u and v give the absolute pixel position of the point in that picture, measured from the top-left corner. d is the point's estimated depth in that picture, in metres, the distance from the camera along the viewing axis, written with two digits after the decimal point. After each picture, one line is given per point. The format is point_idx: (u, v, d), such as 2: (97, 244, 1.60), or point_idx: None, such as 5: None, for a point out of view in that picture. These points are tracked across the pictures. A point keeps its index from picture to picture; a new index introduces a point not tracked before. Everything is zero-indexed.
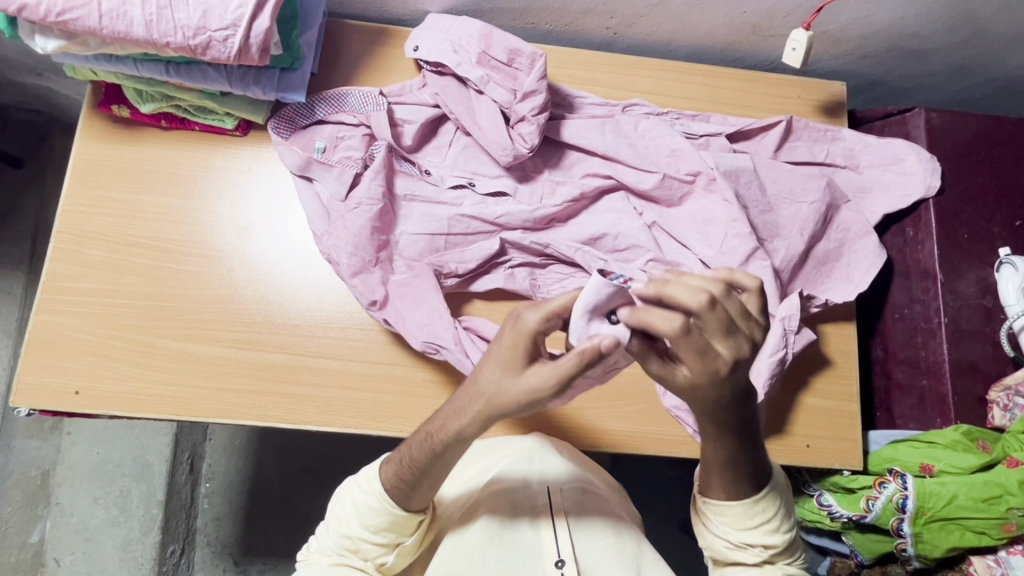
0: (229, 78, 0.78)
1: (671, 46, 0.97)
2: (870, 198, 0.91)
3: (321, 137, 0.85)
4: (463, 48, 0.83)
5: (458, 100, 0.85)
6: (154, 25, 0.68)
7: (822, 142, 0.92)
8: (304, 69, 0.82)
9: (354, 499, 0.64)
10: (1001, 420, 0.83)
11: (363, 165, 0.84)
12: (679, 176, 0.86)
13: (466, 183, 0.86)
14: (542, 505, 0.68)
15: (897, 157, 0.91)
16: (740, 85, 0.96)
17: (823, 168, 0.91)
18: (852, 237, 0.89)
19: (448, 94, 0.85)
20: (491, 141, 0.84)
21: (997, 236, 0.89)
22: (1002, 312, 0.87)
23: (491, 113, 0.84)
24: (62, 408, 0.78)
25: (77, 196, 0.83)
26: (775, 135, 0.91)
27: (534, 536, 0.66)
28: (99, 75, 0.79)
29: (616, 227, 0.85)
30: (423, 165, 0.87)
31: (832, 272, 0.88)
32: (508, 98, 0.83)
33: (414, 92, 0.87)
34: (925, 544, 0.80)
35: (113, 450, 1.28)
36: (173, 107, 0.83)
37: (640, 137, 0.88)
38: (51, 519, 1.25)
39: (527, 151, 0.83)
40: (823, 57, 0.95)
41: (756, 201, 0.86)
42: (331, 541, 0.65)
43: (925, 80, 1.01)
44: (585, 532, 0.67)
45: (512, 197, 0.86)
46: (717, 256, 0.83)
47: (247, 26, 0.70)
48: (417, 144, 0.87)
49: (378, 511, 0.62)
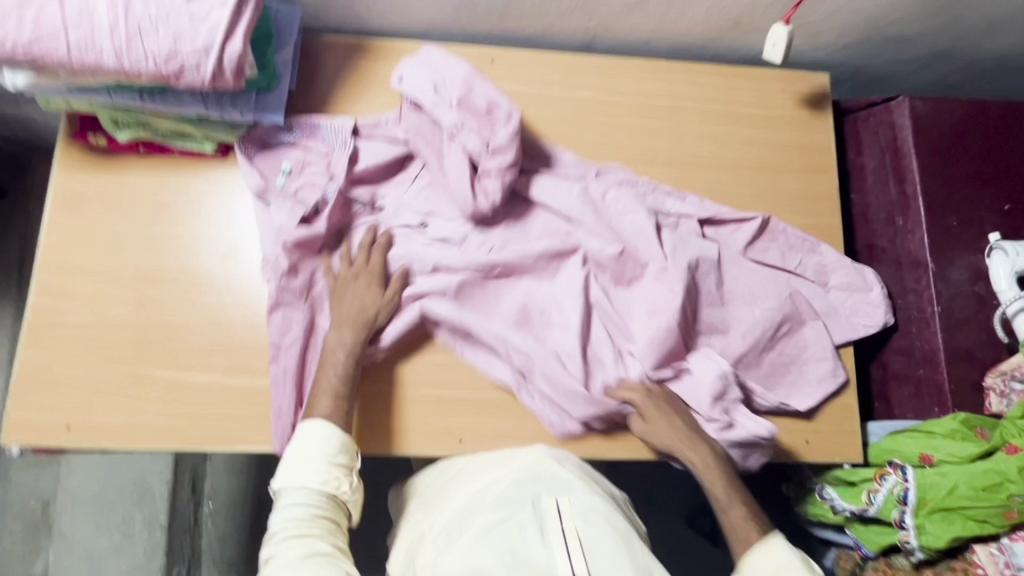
0: (205, 100, 0.76)
1: (651, 44, 0.96)
2: (835, 321, 0.88)
3: (290, 158, 0.84)
4: (446, 89, 0.82)
5: (431, 138, 0.84)
6: (124, 54, 0.67)
7: (792, 240, 0.90)
8: (282, 88, 0.82)
9: (316, 440, 0.70)
10: (999, 406, 0.83)
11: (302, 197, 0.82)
12: (637, 257, 0.83)
13: (419, 221, 0.86)
14: (554, 523, 0.65)
15: (866, 285, 0.89)
16: (723, 81, 0.95)
17: (779, 271, 0.88)
18: (807, 357, 0.86)
19: (421, 132, 0.84)
20: (455, 188, 0.82)
21: (986, 221, 0.89)
22: (995, 298, 0.87)
23: (456, 162, 0.81)
24: (54, 445, 0.77)
25: (58, 228, 0.82)
26: (759, 243, 0.89)
27: (546, 552, 0.62)
28: (73, 105, 0.77)
29: (555, 300, 0.83)
30: (378, 198, 0.87)
31: (778, 385, 0.85)
32: (479, 147, 0.81)
33: (389, 125, 0.86)
34: (928, 536, 0.79)
35: (113, 476, 1.27)
36: (151, 133, 0.82)
37: (607, 205, 0.85)
38: (53, 550, 1.24)
39: (488, 207, 0.81)
40: (804, 49, 0.95)
41: (709, 292, 0.84)
42: (304, 475, 0.68)
43: (907, 67, 1.01)
44: (598, 545, 0.63)
45: (459, 244, 0.84)
46: (647, 350, 0.80)
47: (219, 50, 0.68)
48: (380, 178, 0.87)
49: (333, 439, 0.71)
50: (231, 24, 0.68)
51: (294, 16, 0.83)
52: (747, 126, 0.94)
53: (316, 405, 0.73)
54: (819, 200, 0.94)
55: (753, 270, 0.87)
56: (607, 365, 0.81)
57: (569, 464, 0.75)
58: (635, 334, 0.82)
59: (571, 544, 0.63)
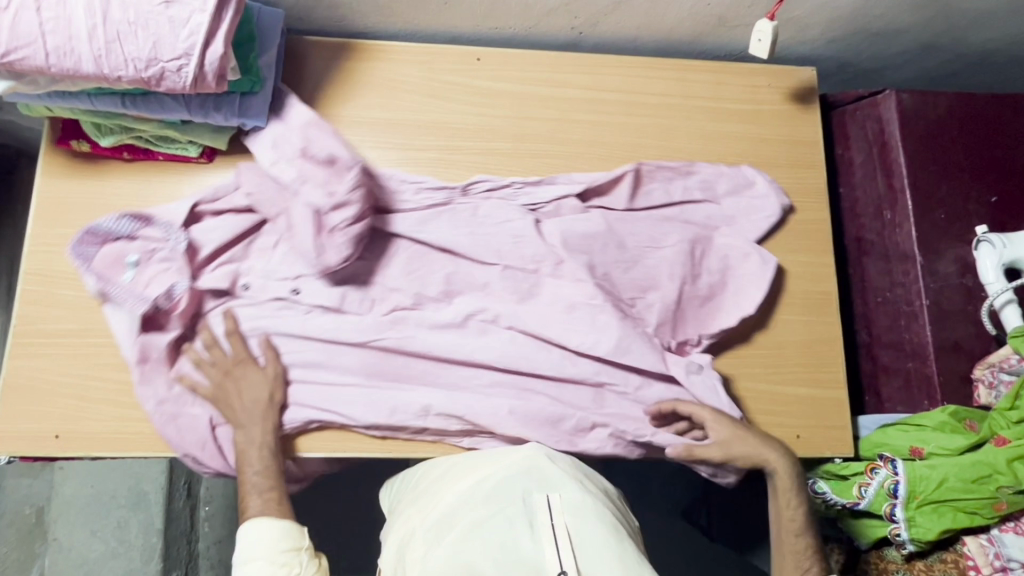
0: (189, 106, 0.76)
1: (637, 41, 0.95)
2: (747, 293, 0.86)
3: (133, 250, 0.79)
4: (284, 142, 0.81)
5: (274, 197, 0.82)
6: (103, 60, 0.66)
7: (664, 188, 0.89)
8: (266, 91, 0.81)
9: (258, 537, 0.71)
10: (988, 398, 0.83)
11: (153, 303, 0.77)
12: (523, 265, 0.83)
13: (288, 292, 0.81)
14: (544, 518, 0.66)
15: (748, 181, 0.91)
16: (710, 77, 0.95)
17: (679, 211, 0.89)
18: (733, 264, 0.87)
19: (263, 192, 0.81)
20: (298, 248, 0.80)
21: (973, 214, 0.89)
22: (982, 290, 0.87)
23: (303, 211, 0.79)
24: (43, 453, 0.77)
25: (42, 236, 0.82)
26: (620, 186, 0.88)
27: (535, 548, 0.63)
28: (54, 111, 0.77)
29: (459, 346, 0.80)
30: (240, 278, 0.82)
31: (719, 308, 0.86)
32: (324, 201, 0.78)
33: (228, 193, 0.83)
34: (918, 529, 0.80)
35: (107, 482, 1.27)
36: (134, 138, 0.81)
37: (479, 221, 0.85)
38: (49, 556, 1.23)
39: (339, 261, 0.78)
40: (790, 43, 0.94)
41: (613, 261, 0.85)
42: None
43: (895, 60, 1.00)
44: (587, 539, 0.65)
45: (338, 308, 0.81)
46: (587, 338, 0.80)
47: (200, 54, 0.68)
48: (206, 261, 0.82)
49: (274, 529, 0.71)
50: (211, 28, 0.68)
51: (277, 18, 0.82)
52: (735, 122, 0.94)
53: (247, 508, 0.73)
54: (808, 195, 0.94)
55: (647, 222, 0.87)
56: (518, 428, 0.79)
57: (562, 460, 0.74)
58: (562, 366, 0.80)
59: (560, 538, 0.64)
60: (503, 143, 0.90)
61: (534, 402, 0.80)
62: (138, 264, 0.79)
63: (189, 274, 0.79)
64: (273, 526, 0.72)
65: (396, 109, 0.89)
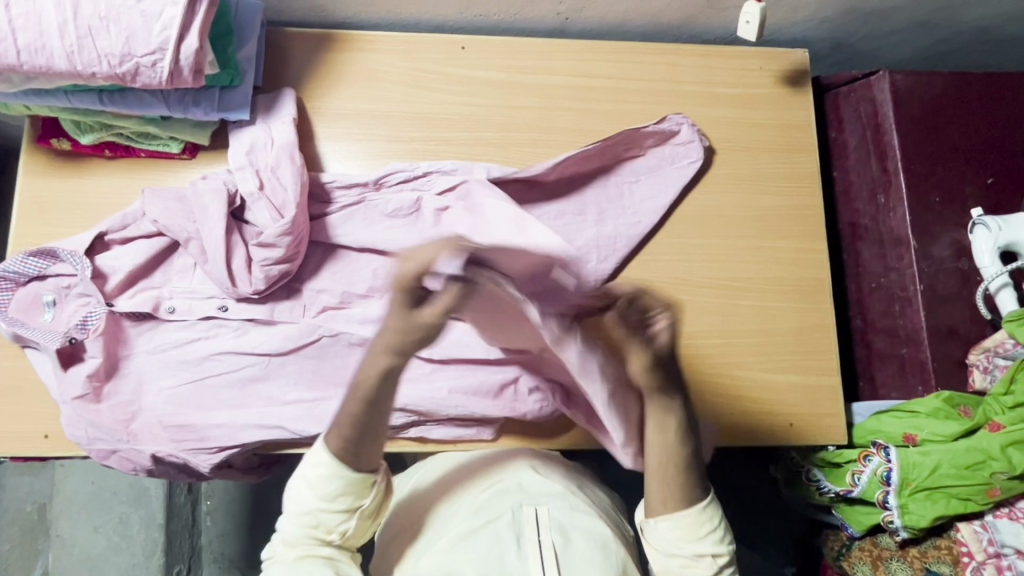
0: (167, 101, 0.75)
1: (625, 26, 0.94)
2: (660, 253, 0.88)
3: (46, 290, 0.78)
4: (259, 153, 0.80)
5: (182, 215, 0.78)
6: (76, 56, 0.65)
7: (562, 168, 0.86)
8: (246, 85, 0.80)
9: (317, 473, 0.61)
10: (982, 382, 0.82)
11: (67, 338, 0.75)
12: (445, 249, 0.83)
13: (216, 310, 0.80)
14: (531, 533, 0.65)
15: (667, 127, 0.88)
16: (700, 62, 0.93)
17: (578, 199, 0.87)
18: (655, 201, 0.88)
19: (169, 215, 0.78)
20: (212, 276, 0.78)
21: (969, 195, 0.88)
22: (978, 274, 0.86)
23: (218, 220, 0.77)
24: (34, 454, 0.77)
25: (27, 236, 0.81)
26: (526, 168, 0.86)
27: (521, 565, 0.62)
28: (33, 109, 0.76)
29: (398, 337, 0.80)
30: (165, 301, 0.80)
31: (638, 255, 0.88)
32: (273, 217, 0.78)
33: (138, 222, 0.80)
34: (912, 515, 0.79)
35: (107, 478, 1.27)
36: (115, 135, 0.80)
37: (395, 213, 0.84)
38: (52, 552, 1.25)
39: (279, 271, 0.78)
40: (781, 25, 0.92)
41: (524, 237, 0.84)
42: (298, 511, 0.62)
43: (889, 40, 0.98)
44: (574, 557, 0.64)
45: (273, 321, 0.80)
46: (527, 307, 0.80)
47: (174, 48, 0.67)
48: (124, 288, 0.80)
49: (330, 477, 0.61)
50: (184, 21, 0.67)
51: (255, 9, 0.80)
52: (725, 107, 0.93)
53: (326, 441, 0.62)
54: (801, 180, 0.92)
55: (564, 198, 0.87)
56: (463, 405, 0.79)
57: (552, 475, 0.74)
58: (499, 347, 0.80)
59: (546, 554, 0.63)
60: (489, 132, 0.88)
61: (472, 377, 0.80)
62: (56, 303, 0.78)
63: (104, 300, 0.77)
64: (327, 472, 0.61)
65: (380, 100, 0.87)
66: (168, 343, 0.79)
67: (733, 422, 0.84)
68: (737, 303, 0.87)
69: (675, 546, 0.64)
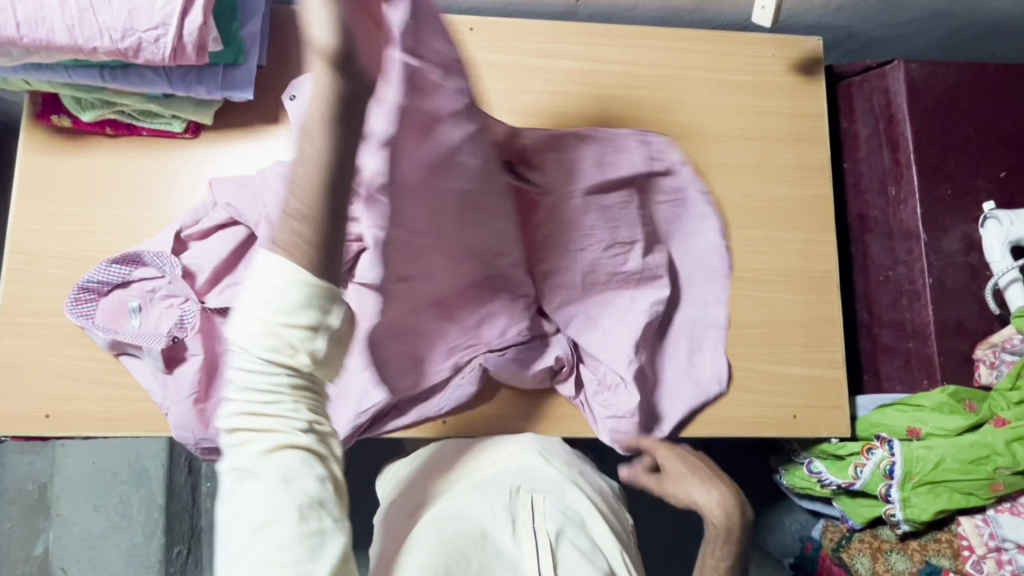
0: (170, 78, 0.74)
1: (636, 9, 0.93)
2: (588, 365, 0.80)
3: (131, 296, 0.78)
4: None
5: (251, 201, 0.78)
6: (76, 30, 0.63)
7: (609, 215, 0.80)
8: (250, 62, 0.78)
9: (267, 272, 0.43)
10: (988, 378, 0.82)
11: (169, 338, 0.75)
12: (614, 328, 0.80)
13: None
14: (525, 516, 0.64)
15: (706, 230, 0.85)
16: (712, 48, 0.91)
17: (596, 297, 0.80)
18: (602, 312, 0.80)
19: (240, 200, 0.78)
20: None
21: (981, 189, 0.87)
22: (987, 269, 0.85)
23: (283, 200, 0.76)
24: (34, 433, 0.77)
25: (26, 214, 0.80)
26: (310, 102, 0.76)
27: (512, 544, 0.61)
28: (33, 85, 0.74)
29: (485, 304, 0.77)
30: None
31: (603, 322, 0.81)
32: None
33: (209, 213, 0.80)
34: (914, 509, 0.79)
35: (107, 458, 1.27)
36: (117, 113, 0.79)
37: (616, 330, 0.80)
38: (53, 531, 1.25)
39: None
40: (795, 12, 0.91)
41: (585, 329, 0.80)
42: (257, 338, 0.43)
43: (903, 30, 0.97)
44: (567, 547, 0.62)
45: None
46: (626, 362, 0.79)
47: (178, 23, 0.65)
48: (212, 284, 0.80)
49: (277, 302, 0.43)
50: None
51: None
52: (736, 94, 0.91)
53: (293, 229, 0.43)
54: (812, 169, 0.91)
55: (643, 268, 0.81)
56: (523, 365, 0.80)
57: (555, 463, 0.74)
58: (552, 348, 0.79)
59: (540, 539, 0.61)
60: (499, 116, 0.87)
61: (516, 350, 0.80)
62: (141, 309, 0.79)
63: (195, 297, 0.77)
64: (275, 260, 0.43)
65: None
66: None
67: (739, 413, 0.84)
68: (743, 293, 0.87)
69: None
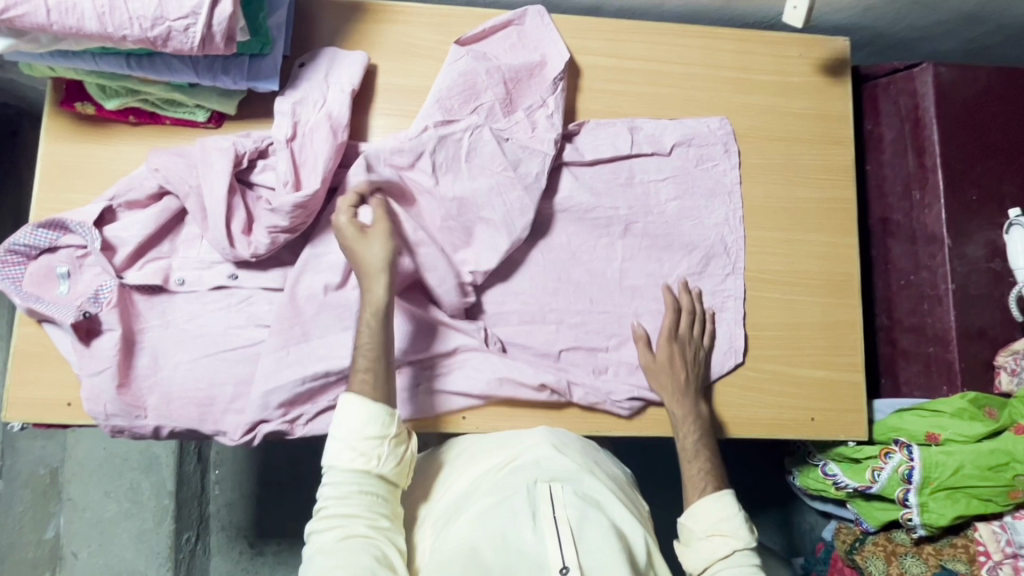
0: (196, 68, 0.73)
1: (662, 6, 0.92)
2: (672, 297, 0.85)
3: (61, 262, 0.77)
4: (306, 108, 0.78)
5: (183, 172, 0.75)
6: (107, 17, 0.63)
7: (611, 195, 0.86)
8: (275, 54, 0.77)
9: (346, 416, 0.68)
10: (1009, 385, 0.82)
11: (81, 312, 0.74)
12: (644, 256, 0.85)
13: (226, 279, 0.79)
14: (547, 508, 0.63)
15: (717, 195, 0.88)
16: (738, 46, 0.91)
17: (619, 226, 0.86)
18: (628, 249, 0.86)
19: (170, 170, 0.75)
20: (211, 235, 0.75)
21: (1006, 195, 0.87)
22: (1010, 276, 0.85)
23: (224, 177, 0.74)
24: (56, 421, 0.77)
25: (47, 200, 0.80)
26: (310, 100, 0.79)
27: (534, 538, 0.61)
28: (57, 71, 0.74)
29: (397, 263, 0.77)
30: (175, 273, 0.79)
31: (663, 258, 0.86)
32: (290, 173, 0.75)
33: (138, 184, 0.77)
34: (931, 514, 0.80)
35: (119, 444, 1.28)
36: (141, 101, 0.78)
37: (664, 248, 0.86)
38: (65, 515, 1.26)
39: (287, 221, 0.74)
40: (824, 11, 0.90)
41: (566, 305, 0.83)
42: (345, 452, 0.68)
43: (931, 31, 0.96)
44: (591, 536, 0.61)
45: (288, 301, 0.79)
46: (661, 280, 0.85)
47: (208, 13, 0.64)
48: (134, 260, 0.78)
49: (364, 425, 0.68)
50: None
51: None
52: (762, 94, 0.90)
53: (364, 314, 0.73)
54: (836, 171, 0.90)
55: (697, 250, 0.86)
56: (475, 368, 0.79)
57: (572, 453, 0.74)
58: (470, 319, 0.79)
59: (562, 531, 0.60)
60: None
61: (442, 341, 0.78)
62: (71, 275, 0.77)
63: (114, 273, 0.76)
64: (359, 408, 0.68)
65: (410, 75, 0.85)
66: (182, 318, 0.78)
67: (754, 413, 0.84)
68: (764, 295, 0.87)
69: (697, 536, 0.75)
